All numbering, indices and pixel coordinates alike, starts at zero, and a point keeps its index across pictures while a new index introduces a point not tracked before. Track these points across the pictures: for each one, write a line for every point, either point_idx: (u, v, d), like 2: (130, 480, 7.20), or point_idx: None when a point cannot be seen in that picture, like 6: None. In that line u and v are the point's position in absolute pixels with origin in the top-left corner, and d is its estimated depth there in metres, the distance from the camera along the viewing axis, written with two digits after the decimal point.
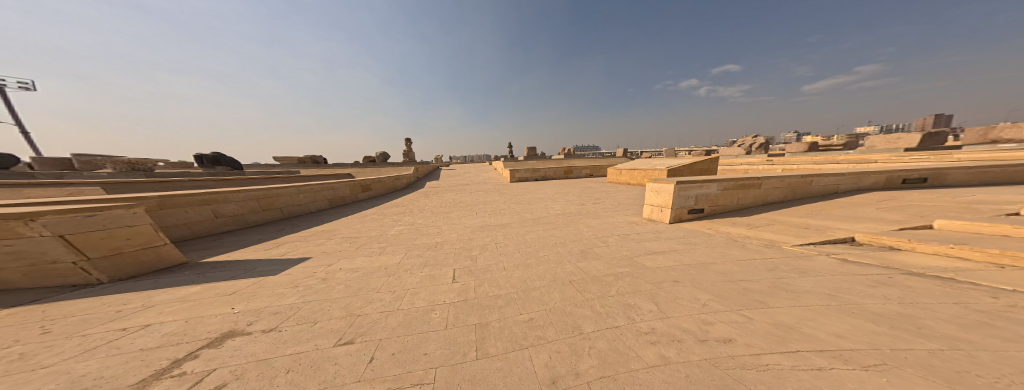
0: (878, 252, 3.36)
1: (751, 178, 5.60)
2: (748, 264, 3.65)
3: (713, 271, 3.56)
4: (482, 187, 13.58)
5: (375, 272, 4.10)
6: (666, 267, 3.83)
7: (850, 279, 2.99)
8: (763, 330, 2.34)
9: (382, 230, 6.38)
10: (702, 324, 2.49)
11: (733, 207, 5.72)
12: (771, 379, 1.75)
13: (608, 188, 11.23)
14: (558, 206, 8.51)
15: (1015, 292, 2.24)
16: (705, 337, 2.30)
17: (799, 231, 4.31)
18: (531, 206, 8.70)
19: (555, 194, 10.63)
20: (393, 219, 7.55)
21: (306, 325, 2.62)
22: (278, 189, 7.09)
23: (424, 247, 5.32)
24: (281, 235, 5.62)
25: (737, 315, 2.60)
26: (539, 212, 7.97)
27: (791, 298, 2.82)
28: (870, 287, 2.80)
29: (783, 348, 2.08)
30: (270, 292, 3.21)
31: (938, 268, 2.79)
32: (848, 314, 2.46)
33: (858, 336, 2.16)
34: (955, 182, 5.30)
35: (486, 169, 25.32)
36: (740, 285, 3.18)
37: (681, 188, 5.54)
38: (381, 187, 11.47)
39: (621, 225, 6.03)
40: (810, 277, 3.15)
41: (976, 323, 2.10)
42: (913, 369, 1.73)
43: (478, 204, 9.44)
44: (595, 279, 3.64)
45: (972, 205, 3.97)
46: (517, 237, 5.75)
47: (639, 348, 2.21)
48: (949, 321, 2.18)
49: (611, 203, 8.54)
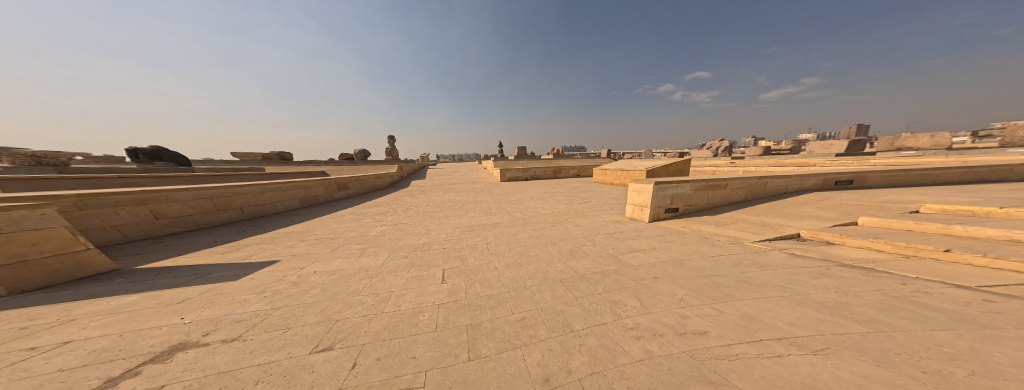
0: (819, 245, 3.76)
1: (719, 179, 6.01)
2: (717, 260, 3.93)
3: (687, 267, 3.80)
4: (469, 186, 13.42)
5: (356, 275, 3.98)
6: (647, 264, 4.04)
7: (797, 271, 3.33)
8: (732, 321, 2.55)
9: (362, 231, 6.17)
10: (680, 319, 2.65)
11: (705, 206, 6.10)
12: (741, 368, 1.91)
13: (594, 188, 11.48)
14: (546, 206, 8.63)
15: (916, 278, 2.62)
16: (683, 331, 2.46)
17: (757, 228, 4.70)
18: (522, 206, 8.73)
19: (542, 194, 10.73)
20: (374, 219, 7.33)
21: (276, 333, 2.51)
22: (239, 188, 6.65)
23: (408, 248, 5.21)
24: (244, 238, 5.27)
25: (710, 308, 2.80)
26: (529, 211, 8.02)
27: (753, 291, 3.09)
28: (814, 278, 3.12)
29: (749, 338, 2.28)
30: (230, 299, 3.03)
31: (862, 259, 3.18)
32: (799, 304, 2.73)
33: (807, 323, 2.42)
34: (873, 185, 5.96)
35: (473, 168, 25.06)
36: (712, 280, 3.42)
37: (660, 188, 5.82)
38: (361, 186, 11.06)
39: (606, 224, 6.24)
40: (768, 271, 3.46)
41: (892, 307, 2.42)
42: (851, 351, 1.96)
43: (464, 204, 9.34)
44: (584, 277, 3.77)
45: (884, 203, 4.53)
46: (508, 237, 5.77)
47: (626, 343, 2.33)
48: (873, 306, 2.50)
49: (598, 203, 8.76)
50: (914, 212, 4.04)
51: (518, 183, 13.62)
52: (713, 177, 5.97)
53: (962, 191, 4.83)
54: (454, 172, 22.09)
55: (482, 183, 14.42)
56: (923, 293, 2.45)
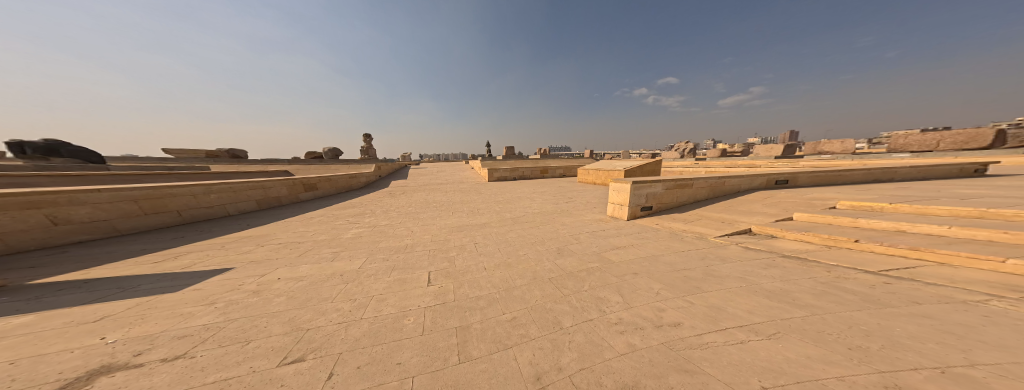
0: (766, 239, 4.14)
1: (686, 179, 6.41)
2: (687, 255, 4.19)
3: (662, 262, 4.02)
4: (452, 186, 13.18)
5: (331, 281, 3.76)
6: (627, 260, 4.22)
7: (749, 263, 3.64)
8: (701, 312, 2.72)
9: (334, 234, 5.84)
10: (656, 311, 2.80)
11: (674, 204, 6.47)
12: (711, 355, 2.05)
13: (577, 188, 11.73)
14: (533, 205, 8.66)
15: (837, 266, 2.98)
16: (660, 323, 2.58)
17: (718, 224, 5.08)
18: (511, 206, 8.70)
19: (526, 193, 10.77)
20: (349, 221, 6.97)
21: (234, 346, 2.33)
22: (174, 189, 6.01)
23: (388, 251, 5.02)
24: (183, 245, 4.76)
25: (683, 300, 2.96)
26: (518, 211, 8.02)
27: (717, 282, 3.32)
28: (763, 269, 3.42)
29: (714, 327, 2.44)
30: (169, 313, 2.75)
31: (797, 251, 3.56)
32: (755, 292, 2.99)
33: (763, 310, 2.64)
34: (804, 184, 6.59)
35: (458, 168, 24.60)
36: (683, 273, 3.63)
37: (636, 188, 6.09)
38: (332, 186, 10.45)
39: (590, 222, 6.42)
40: (728, 263, 3.74)
41: (822, 292, 2.72)
42: (796, 334, 2.18)
43: (447, 205, 9.12)
44: (571, 275, 3.86)
45: (812, 200, 5.06)
46: (496, 237, 5.73)
47: (611, 338, 2.40)
48: (808, 292, 2.79)
49: (581, 202, 8.96)
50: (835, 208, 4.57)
51: (502, 184, 13.57)
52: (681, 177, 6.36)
53: (863, 190, 5.58)
54: (437, 171, 21.55)
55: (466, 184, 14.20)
56: (842, 278, 2.79)
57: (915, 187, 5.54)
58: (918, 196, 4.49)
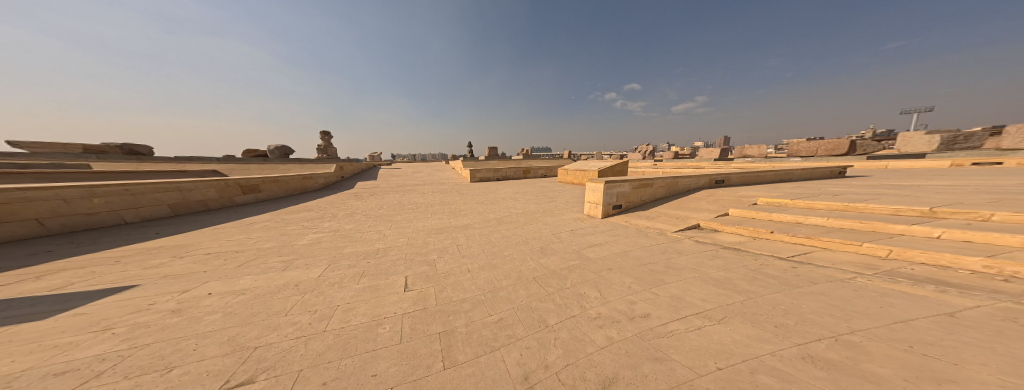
0: (710, 233, 4.50)
1: (648, 178, 6.83)
2: (650, 249, 4.39)
3: (631, 257, 4.16)
4: (427, 187, 12.58)
5: (285, 293, 3.29)
6: (603, 257, 4.30)
7: (698, 254, 3.88)
8: (663, 301, 2.81)
9: (284, 241, 5.21)
10: (629, 303, 2.83)
11: (639, 203, 6.83)
12: (676, 342, 2.10)
13: (554, 188, 11.84)
14: (517, 205, 8.56)
15: (763, 255, 3.32)
16: (633, 315, 2.60)
17: (675, 221, 5.43)
18: (493, 206, 8.50)
19: (504, 194, 10.59)
20: (306, 226, 6.29)
21: (150, 376, 1.92)
22: (31, 191, 4.74)
23: (355, 257, 4.54)
24: (60, 262, 3.88)
25: (649, 292, 3.03)
26: (502, 211, 7.84)
27: (672, 273, 3.46)
28: (711, 259, 3.66)
29: (675, 316, 2.51)
30: (43, 347, 2.20)
31: (733, 243, 3.91)
32: (703, 279, 3.17)
33: (712, 296, 2.79)
34: (736, 182, 7.22)
35: (436, 169, 23.69)
36: (648, 266, 3.76)
37: (608, 187, 6.32)
38: (277, 188, 9.31)
39: (569, 221, 6.50)
40: (684, 255, 3.99)
41: (750, 277, 2.97)
42: (737, 318, 2.33)
43: (419, 206, 8.64)
44: (554, 273, 3.81)
45: (741, 197, 5.61)
46: (480, 238, 5.49)
47: (591, 333, 2.38)
48: (742, 278, 3.00)
49: (558, 202, 9.02)
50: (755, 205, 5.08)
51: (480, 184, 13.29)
52: (643, 177, 6.76)
53: (769, 188, 6.30)
54: (411, 172, 20.53)
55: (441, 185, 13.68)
56: (766, 266, 3.10)
57: (803, 186, 6.41)
58: (804, 193, 5.24)
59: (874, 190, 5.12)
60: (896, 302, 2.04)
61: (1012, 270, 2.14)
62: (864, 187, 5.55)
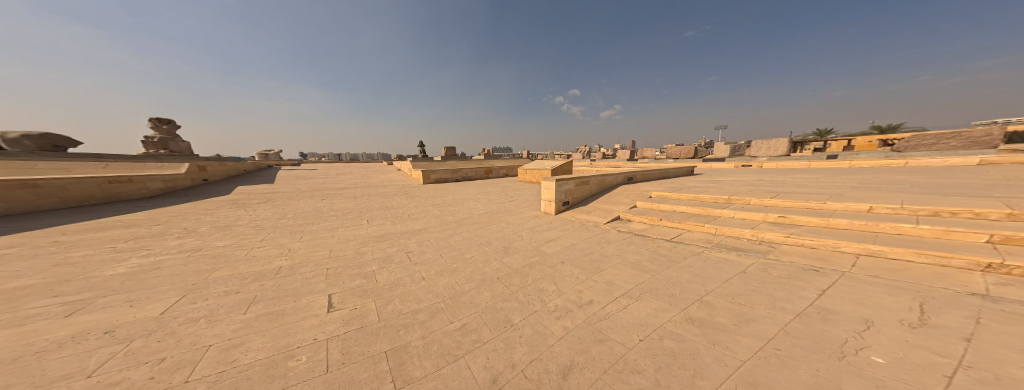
0: (623, 222, 4.65)
1: (591, 175, 6.28)
2: (584, 234, 4.19)
3: (576, 243, 3.80)
4: (329, 187, 10.23)
5: (82, 345, 1.68)
6: (558, 249, 3.61)
7: (621, 240, 3.75)
8: (599, 284, 2.56)
9: (43, 260, 3.06)
10: (576, 291, 2.45)
11: (582, 200, 6.20)
12: (621, 328, 1.85)
13: (483, 185, 11.20)
14: (480, 206, 6.58)
15: (667, 240, 3.51)
16: (582, 302, 2.25)
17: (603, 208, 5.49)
18: (453, 208, 6.44)
19: (427, 192, 9.31)
20: (123, 237, 4.00)
21: None
22: None
23: (244, 277, 2.79)
24: None
25: (589, 277, 2.72)
26: (464, 212, 6.00)
27: (602, 258, 3.20)
28: (629, 242, 3.61)
29: (607, 299, 2.25)
30: None
31: (638, 230, 4.05)
32: (626, 261, 3.00)
33: (635, 275, 2.65)
34: (642, 179, 7.80)
35: (368, 168, 20.27)
36: (588, 250, 3.49)
37: (561, 184, 5.46)
38: (30, 195, 5.25)
39: (530, 219, 5.22)
40: (617, 237, 3.88)
41: (659, 257, 2.98)
42: (658, 295, 2.20)
43: (309, 207, 6.68)
44: (514, 269, 3.02)
45: (642, 190, 6.15)
46: (437, 241, 4.00)
47: (549, 325, 1.95)
48: (655, 258, 2.98)
49: (489, 194, 8.38)
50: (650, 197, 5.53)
51: (400, 184, 11.57)
52: (586, 174, 6.16)
53: (656, 184, 7.17)
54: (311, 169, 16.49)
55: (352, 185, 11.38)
56: (662, 247, 3.27)
57: (679, 181, 7.41)
58: (680, 187, 6.14)
59: (708, 184, 6.49)
60: (721, 264, 2.62)
61: (759, 234, 3.23)
62: (702, 182, 7.01)
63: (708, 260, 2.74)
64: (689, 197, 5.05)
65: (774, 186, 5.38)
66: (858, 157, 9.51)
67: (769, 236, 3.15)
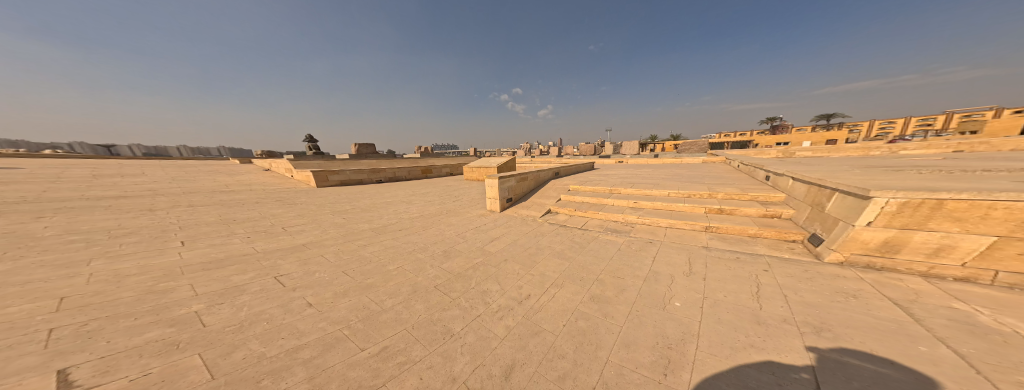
0: (554, 215, 4.97)
1: (528, 171, 6.46)
2: (518, 227, 4.18)
3: (515, 237, 3.62)
4: (117, 192, 6.33)
5: None
6: (504, 246, 3.25)
7: (552, 232, 3.90)
8: (536, 275, 2.46)
9: None
10: (517, 285, 2.27)
11: (523, 195, 6.39)
12: (560, 317, 1.79)
13: (393, 187, 9.46)
14: (411, 208, 5.71)
15: (585, 230, 3.89)
16: (522, 295, 2.08)
17: (535, 203, 5.70)
18: (375, 213, 5.28)
19: (313, 194, 7.11)
20: None
21: None
22: None
23: None
24: None
25: (525, 268, 2.59)
26: (386, 217, 4.92)
27: (538, 249, 3.15)
28: (557, 234, 3.80)
29: (540, 291, 2.16)
30: None
31: (565, 222, 4.38)
32: (559, 253, 3.03)
33: (567, 264, 2.71)
34: (564, 174, 8.78)
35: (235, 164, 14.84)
36: (524, 242, 3.42)
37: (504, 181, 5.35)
38: None
39: (475, 219, 4.77)
40: (549, 230, 4.01)
41: (588, 248, 3.16)
42: (592, 285, 2.25)
43: (100, 219, 4.12)
44: (455, 274, 2.53)
45: (563, 185, 6.80)
46: (341, 256, 2.99)
47: (491, 326, 1.71)
48: (581, 248, 3.17)
49: (403, 197, 7.17)
50: (568, 191, 6.18)
51: (269, 186, 8.49)
52: (524, 171, 6.28)
53: (575, 177, 8.10)
54: (113, 165, 10.63)
55: (168, 186, 7.38)
56: (587, 237, 3.54)
57: (592, 175, 8.47)
58: (594, 180, 7.04)
59: (609, 176, 7.77)
60: (632, 251, 2.98)
61: (632, 219, 4.11)
62: (603, 174, 8.37)
63: (623, 248, 3.07)
64: (587, 189, 6.00)
65: (635, 177, 7.09)
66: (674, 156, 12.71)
67: (633, 218, 4.10)
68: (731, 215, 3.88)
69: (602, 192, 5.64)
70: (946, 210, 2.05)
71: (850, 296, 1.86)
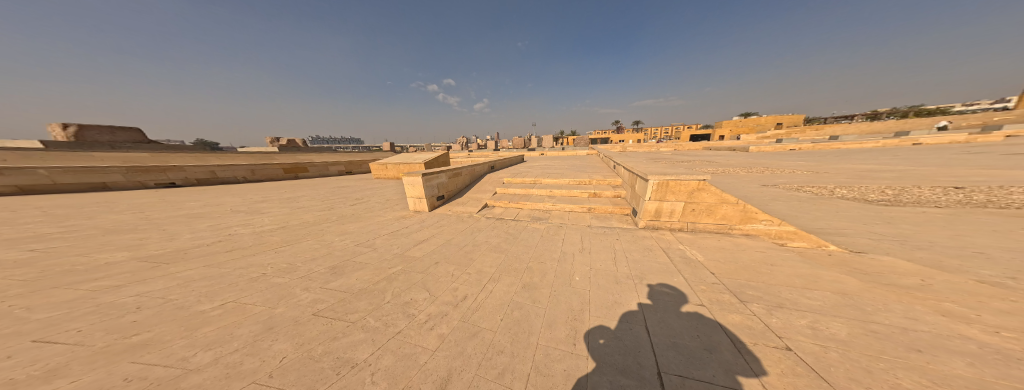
0: (491, 209, 5.03)
1: (460, 167, 6.27)
2: (452, 226, 4.01)
3: (448, 238, 3.45)
4: None
5: None
6: (432, 250, 3.05)
7: (487, 227, 3.93)
8: (472, 275, 2.41)
9: None
10: (452, 289, 2.15)
11: (457, 192, 6.23)
12: (497, 312, 1.80)
13: (253, 190, 6.92)
14: (296, 215, 4.56)
15: (516, 221, 4.09)
16: (459, 299, 1.99)
17: (470, 199, 5.61)
18: (240, 224, 3.97)
19: (123, 208, 4.74)
20: None
21: None
22: None
23: None
24: None
25: (458, 271, 2.50)
26: (250, 231, 3.67)
27: (470, 248, 3.09)
28: (491, 228, 3.83)
29: (477, 290, 2.13)
30: None
31: (502, 216, 4.47)
32: (495, 248, 3.07)
33: (499, 259, 2.75)
34: (500, 168, 9.03)
35: None
36: (453, 242, 3.30)
37: (431, 179, 5.02)
38: None
39: (388, 222, 4.27)
40: (478, 226, 4.01)
41: (520, 239, 3.31)
42: (525, 275, 2.36)
43: None
44: (364, 287, 2.18)
45: (496, 179, 6.95)
46: (87, 305, 1.82)
47: (423, 341, 1.55)
48: (516, 240, 3.30)
49: (271, 205, 5.27)
50: (503, 184, 6.40)
51: None
52: (456, 166, 6.05)
53: (508, 170, 8.43)
54: None
55: None
56: (519, 229, 3.71)
57: (521, 167, 8.87)
58: (522, 172, 7.46)
59: (535, 168, 8.38)
60: (560, 237, 3.27)
61: (555, 207, 4.54)
62: (529, 166, 8.98)
63: (551, 235, 3.34)
64: (518, 182, 6.35)
65: (553, 168, 7.90)
66: (573, 148, 14.42)
67: (559, 206, 4.53)
68: (599, 197, 4.85)
69: (528, 183, 6.11)
70: (666, 187, 3.30)
71: (679, 252, 2.68)
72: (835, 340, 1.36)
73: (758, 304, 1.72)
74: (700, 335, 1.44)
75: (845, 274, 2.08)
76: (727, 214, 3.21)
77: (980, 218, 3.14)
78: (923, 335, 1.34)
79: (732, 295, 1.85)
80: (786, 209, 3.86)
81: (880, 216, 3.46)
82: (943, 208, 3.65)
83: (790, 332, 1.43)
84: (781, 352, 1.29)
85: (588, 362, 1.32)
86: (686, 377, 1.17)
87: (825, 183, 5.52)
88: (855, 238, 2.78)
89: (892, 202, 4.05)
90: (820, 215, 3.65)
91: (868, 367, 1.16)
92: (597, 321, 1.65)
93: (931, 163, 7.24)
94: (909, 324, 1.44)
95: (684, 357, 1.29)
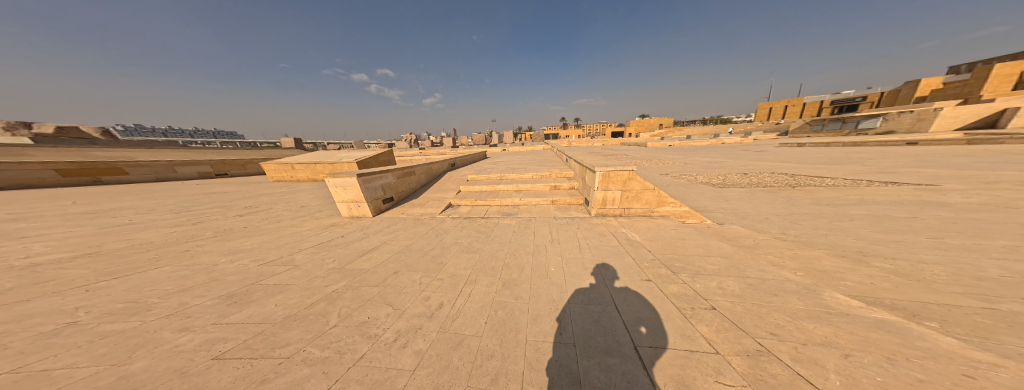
0: (457, 207, 4.83)
1: (412, 166, 5.81)
2: (413, 230, 3.70)
3: (407, 244, 3.16)
4: None
5: None
6: (388, 259, 2.76)
7: (454, 228, 3.76)
8: (444, 280, 2.28)
9: None
10: (422, 298, 1.98)
11: (410, 193, 5.76)
12: (478, 317, 1.74)
13: (92, 203, 4.97)
14: (178, 234, 3.48)
15: (485, 219, 4.03)
16: (433, 308, 1.85)
17: (432, 199, 5.27)
18: (81, 254, 2.83)
19: None
20: None
21: None
22: None
23: None
24: None
25: (428, 278, 2.33)
26: (104, 261, 2.67)
27: (438, 252, 2.91)
28: (459, 229, 3.68)
29: (453, 295, 2.02)
30: None
31: (468, 215, 4.32)
32: (466, 249, 2.96)
33: (472, 260, 2.66)
34: (461, 165, 8.76)
35: None
36: (415, 248, 3.05)
37: (372, 180, 4.51)
38: None
39: (317, 232, 3.64)
40: (442, 228, 3.79)
41: (491, 237, 3.28)
42: (499, 273, 2.35)
43: None
44: (304, 313, 1.82)
45: (459, 177, 6.70)
46: None
47: (396, 362, 1.39)
48: (486, 238, 3.24)
49: (133, 224, 3.91)
50: (467, 181, 6.22)
51: None
52: (406, 165, 5.59)
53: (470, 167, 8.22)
54: None
55: None
56: (489, 226, 3.68)
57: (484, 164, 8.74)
58: (484, 169, 7.37)
59: (496, 164, 8.38)
60: (531, 231, 3.36)
61: (524, 202, 4.64)
62: (490, 163, 8.94)
63: (520, 231, 3.40)
64: (483, 178, 6.27)
65: (515, 163, 8.05)
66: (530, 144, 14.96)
67: (527, 201, 4.64)
68: (559, 190, 5.15)
69: (494, 180, 6.09)
70: (608, 177, 3.72)
71: (631, 235, 3.06)
72: (736, 296, 1.76)
73: (684, 274, 2.12)
74: (655, 308, 1.69)
75: (745, 241, 2.72)
76: (649, 200, 3.81)
77: (775, 192, 4.76)
78: (773, 281, 1.90)
79: (666, 268, 2.23)
80: (702, 194, 4.82)
81: (755, 195, 4.65)
82: (786, 187, 5.11)
83: (717, 294, 1.80)
84: (710, 312, 1.62)
85: (575, 348, 1.41)
86: (656, 347, 1.37)
87: (717, 170, 7.16)
88: (749, 214, 3.66)
89: (759, 184, 5.50)
90: (722, 196, 4.68)
91: (770, 313, 1.54)
92: (576, 309, 1.75)
93: (747, 155, 10.44)
94: (764, 274, 2.03)
95: (650, 330, 1.50)
